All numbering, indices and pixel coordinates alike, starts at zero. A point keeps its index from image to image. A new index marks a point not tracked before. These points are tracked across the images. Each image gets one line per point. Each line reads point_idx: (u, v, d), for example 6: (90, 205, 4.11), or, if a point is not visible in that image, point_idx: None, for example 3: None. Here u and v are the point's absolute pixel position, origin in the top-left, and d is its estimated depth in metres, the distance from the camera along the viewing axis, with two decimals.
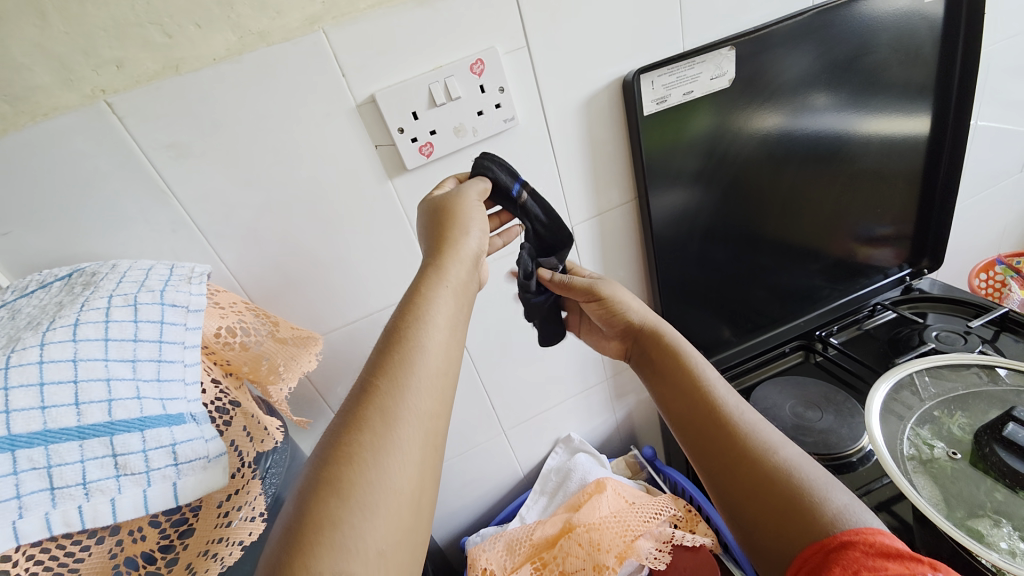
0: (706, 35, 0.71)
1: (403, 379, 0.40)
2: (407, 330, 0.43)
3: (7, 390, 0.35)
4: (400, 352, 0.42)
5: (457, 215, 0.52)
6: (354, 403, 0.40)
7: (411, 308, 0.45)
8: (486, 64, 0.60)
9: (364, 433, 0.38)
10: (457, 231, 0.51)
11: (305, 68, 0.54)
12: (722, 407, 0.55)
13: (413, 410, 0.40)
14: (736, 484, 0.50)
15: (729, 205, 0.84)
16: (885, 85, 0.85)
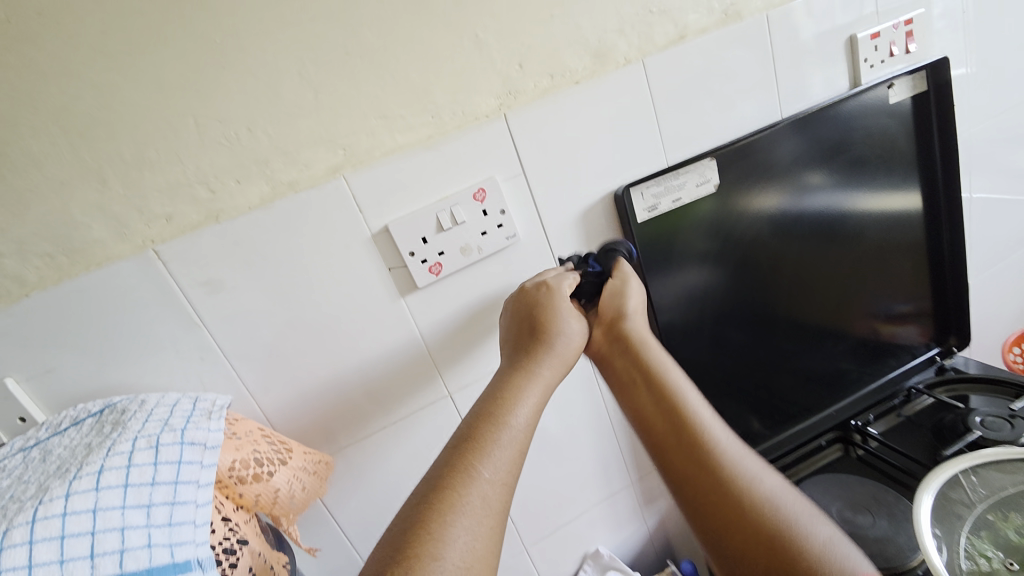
0: (687, 150, 0.78)
1: (478, 467, 0.45)
2: (484, 423, 0.49)
3: (30, 544, 0.35)
4: (477, 445, 0.47)
5: (540, 325, 0.60)
6: (430, 480, 0.45)
7: (494, 405, 0.51)
8: (487, 192, 0.67)
9: (450, 492, 0.43)
10: (541, 339, 0.59)
11: (328, 208, 0.61)
12: (710, 434, 0.54)
13: (479, 496, 0.44)
14: (726, 534, 0.48)
15: (744, 284, 0.86)
16: (868, 176, 0.90)
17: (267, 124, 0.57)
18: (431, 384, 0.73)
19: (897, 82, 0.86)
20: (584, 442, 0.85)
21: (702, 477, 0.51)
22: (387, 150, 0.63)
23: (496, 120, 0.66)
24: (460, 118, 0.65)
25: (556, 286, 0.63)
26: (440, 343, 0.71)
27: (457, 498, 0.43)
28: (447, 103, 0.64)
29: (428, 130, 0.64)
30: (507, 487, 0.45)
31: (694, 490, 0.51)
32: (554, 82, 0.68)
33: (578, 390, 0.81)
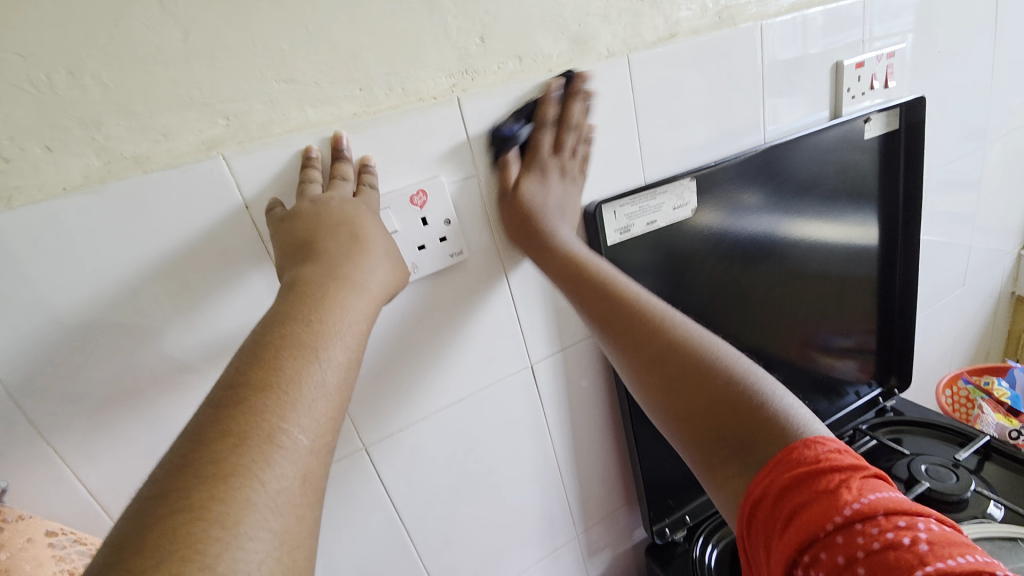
0: (666, 166, 0.69)
1: (276, 425, 0.29)
2: (270, 366, 0.32)
3: None
4: (275, 390, 0.31)
5: (360, 237, 0.42)
6: (187, 448, 0.28)
7: (294, 334, 0.34)
8: (428, 195, 0.52)
9: (244, 428, 0.29)
10: (357, 260, 0.41)
11: (197, 199, 0.44)
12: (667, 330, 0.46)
13: (283, 477, 0.28)
14: (675, 371, 0.43)
15: (677, 302, 0.74)
16: (837, 208, 0.86)
17: (99, 68, 0.38)
18: (341, 437, 0.56)
19: (874, 118, 0.82)
20: (528, 493, 0.73)
21: (659, 352, 0.45)
22: (292, 127, 0.46)
23: (447, 104, 0.51)
24: (398, 96, 0.49)
25: (361, 200, 0.46)
26: (359, 387, 0.55)
27: (249, 473, 0.27)
28: (381, 73, 0.48)
29: (353, 107, 0.48)
30: (327, 449, 0.32)
31: (659, 385, 0.44)
32: (523, 66, 0.55)
33: (524, 435, 0.69)
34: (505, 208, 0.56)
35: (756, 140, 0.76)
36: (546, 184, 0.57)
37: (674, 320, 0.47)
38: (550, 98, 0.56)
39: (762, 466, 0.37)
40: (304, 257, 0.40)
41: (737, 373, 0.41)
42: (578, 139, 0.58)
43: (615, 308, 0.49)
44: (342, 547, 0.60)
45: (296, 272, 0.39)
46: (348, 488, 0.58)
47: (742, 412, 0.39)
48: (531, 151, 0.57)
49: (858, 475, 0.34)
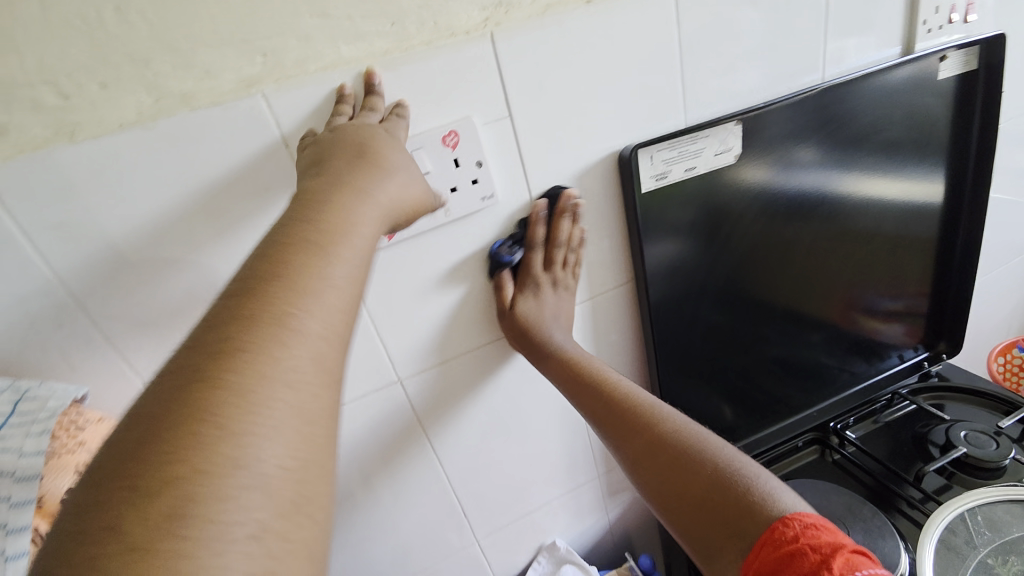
0: (711, 109, 0.65)
1: (288, 310, 0.32)
2: (281, 260, 0.33)
3: None
4: (286, 282, 0.32)
5: (369, 157, 0.42)
6: (205, 335, 0.31)
7: (304, 236, 0.35)
8: (460, 136, 0.51)
9: (260, 313, 0.31)
10: (369, 175, 0.41)
11: (239, 136, 0.45)
12: (649, 422, 0.50)
13: (297, 355, 0.31)
14: (668, 461, 0.46)
15: (712, 256, 0.72)
16: (900, 159, 0.79)
17: (142, 3, 0.39)
18: (378, 371, 0.60)
19: (951, 55, 0.74)
20: (552, 434, 0.76)
21: (650, 447, 0.48)
22: (326, 64, 0.46)
23: (480, 40, 0.49)
24: (430, 31, 0.48)
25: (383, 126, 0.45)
26: (394, 325, 0.58)
27: (262, 349, 0.30)
28: (413, 7, 0.47)
29: (385, 43, 0.47)
30: (342, 344, 0.34)
31: (647, 479, 0.48)
32: None
33: (550, 380, 0.71)
34: (507, 327, 0.62)
35: (814, 80, 0.70)
36: (541, 298, 0.61)
37: (656, 412, 0.51)
38: (537, 219, 0.58)
39: (750, 547, 0.38)
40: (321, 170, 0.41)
41: (720, 461, 0.44)
42: (571, 250, 0.62)
43: (607, 405, 0.54)
44: (380, 468, 0.66)
45: (313, 181, 0.40)
46: (385, 417, 0.63)
47: (728, 496, 0.41)
48: (524, 271, 0.61)
49: (837, 550, 0.34)
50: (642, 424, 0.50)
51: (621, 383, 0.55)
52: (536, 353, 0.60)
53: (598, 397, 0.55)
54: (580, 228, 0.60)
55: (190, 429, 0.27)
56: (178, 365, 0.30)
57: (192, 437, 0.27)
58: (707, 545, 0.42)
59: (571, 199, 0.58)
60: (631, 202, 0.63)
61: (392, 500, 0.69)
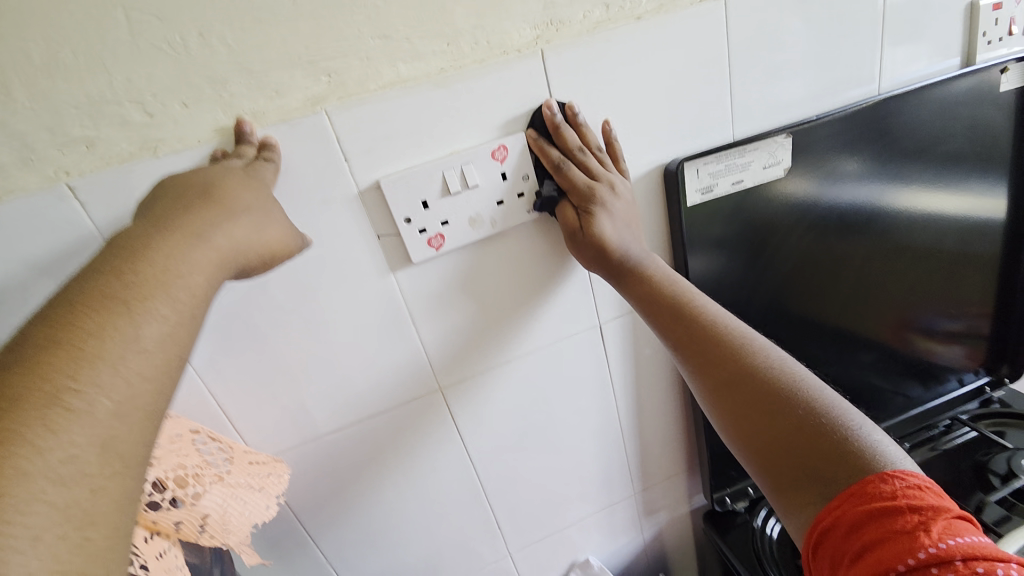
0: (759, 123, 0.64)
1: (119, 328, 0.26)
2: (51, 328, 0.25)
3: None
4: (67, 351, 0.25)
5: (214, 196, 0.35)
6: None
7: (95, 292, 0.27)
8: (509, 150, 0.52)
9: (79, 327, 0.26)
10: (207, 217, 0.33)
11: (301, 151, 0.47)
12: (741, 352, 0.48)
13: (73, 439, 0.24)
14: (757, 396, 0.45)
15: (758, 271, 0.71)
16: (960, 173, 0.76)
17: (223, 28, 0.42)
18: (423, 379, 0.61)
19: (1010, 68, 0.71)
20: (589, 448, 0.75)
21: (739, 377, 0.47)
22: (385, 82, 0.48)
23: (531, 57, 0.50)
24: (484, 49, 0.50)
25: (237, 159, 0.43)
26: (439, 335, 0.59)
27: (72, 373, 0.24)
28: (468, 27, 0.48)
29: (441, 62, 0.49)
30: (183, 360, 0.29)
31: (735, 409, 0.46)
32: (610, 14, 0.53)
33: (589, 393, 0.71)
34: (579, 246, 0.55)
35: (862, 93, 0.68)
36: (611, 211, 0.54)
37: (748, 344, 0.49)
38: (540, 145, 0.53)
39: (836, 495, 0.38)
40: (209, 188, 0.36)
41: (825, 404, 0.42)
42: (596, 152, 0.55)
43: (695, 333, 0.51)
44: (419, 475, 0.67)
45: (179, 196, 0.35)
46: (426, 424, 0.64)
47: (824, 443, 0.40)
48: (573, 191, 0.54)
49: (941, 518, 0.33)
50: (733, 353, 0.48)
51: (707, 311, 0.52)
52: (615, 274, 0.56)
53: (683, 323, 0.52)
54: (588, 130, 0.54)
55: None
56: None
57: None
58: (797, 482, 0.41)
59: (552, 108, 0.52)
60: (676, 216, 0.62)
61: (429, 507, 0.70)
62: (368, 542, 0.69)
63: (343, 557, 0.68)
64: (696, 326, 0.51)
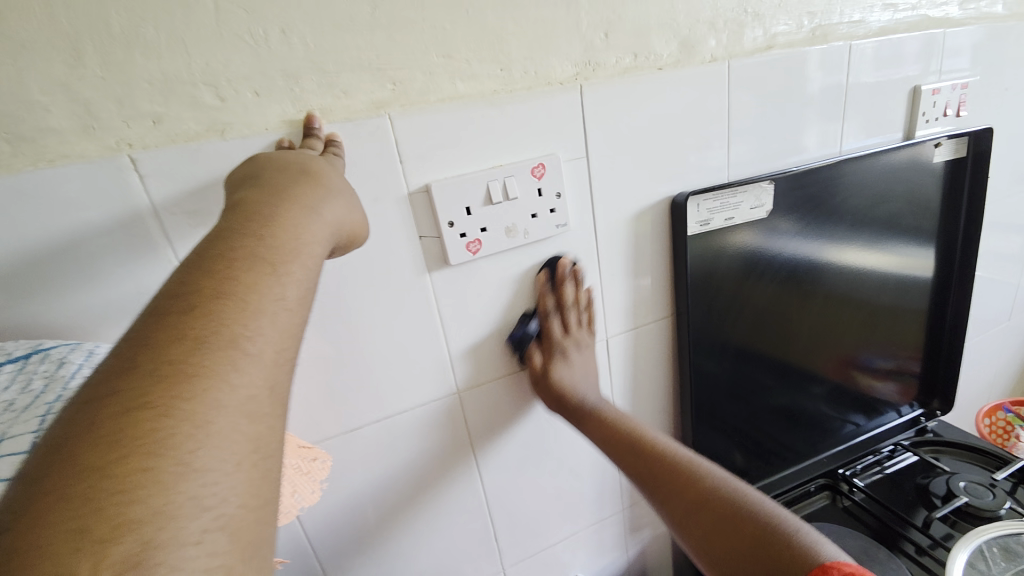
0: (747, 169, 0.74)
1: (269, 281, 0.28)
2: (212, 279, 0.26)
3: None
4: (234, 300, 0.26)
5: (313, 172, 0.37)
6: (109, 371, 0.23)
7: (247, 251, 0.28)
8: (547, 168, 0.58)
9: (232, 275, 0.27)
10: (314, 191, 0.34)
11: (360, 147, 0.50)
12: (688, 474, 0.54)
13: (253, 384, 0.25)
14: (709, 517, 0.50)
15: (743, 299, 0.78)
16: (899, 229, 0.90)
17: (305, 30, 0.46)
18: (442, 380, 0.62)
19: (944, 143, 0.86)
20: (586, 461, 0.78)
21: (691, 501, 0.52)
22: (444, 96, 0.52)
23: (571, 90, 0.57)
24: (532, 78, 0.56)
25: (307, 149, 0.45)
26: (462, 339, 0.62)
27: (231, 316, 0.26)
28: (520, 58, 0.54)
29: (495, 85, 0.54)
30: None
31: (695, 537, 0.51)
32: (637, 62, 0.61)
33: None
34: (541, 389, 0.65)
35: (796, 161, 0.78)
36: (570, 361, 0.65)
37: (694, 467, 0.54)
38: (545, 292, 0.63)
39: None
40: (302, 164, 0.37)
41: (767, 511, 0.47)
42: (578, 310, 0.66)
43: (648, 464, 0.57)
44: (425, 481, 0.66)
45: (280, 168, 0.36)
46: (439, 427, 0.64)
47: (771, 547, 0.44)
48: (546, 339, 0.65)
49: None
50: (682, 476, 0.54)
51: (658, 441, 0.59)
52: (576, 415, 0.64)
53: (638, 455, 0.58)
54: (580, 289, 0.65)
55: (159, 404, 0.22)
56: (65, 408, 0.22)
57: (155, 415, 0.22)
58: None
59: (563, 266, 0.62)
60: (679, 244, 0.70)
61: (430, 517, 0.69)
62: (366, 553, 0.66)
63: (339, 572, 0.65)
64: (653, 460, 0.57)
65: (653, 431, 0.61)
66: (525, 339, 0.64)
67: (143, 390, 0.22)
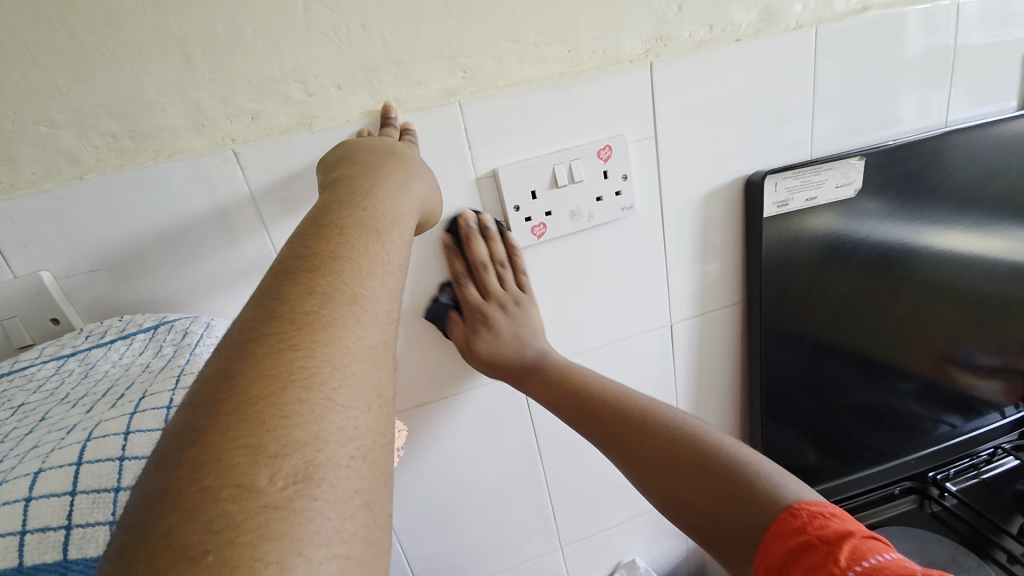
0: (833, 145, 0.69)
1: (376, 249, 0.32)
2: (332, 244, 0.30)
3: (28, 501, 0.26)
4: (350, 263, 0.30)
5: (399, 153, 0.43)
6: (254, 322, 0.26)
7: (357, 222, 0.33)
8: (613, 150, 0.57)
9: (347, 241, 0.31)
10: (401, 171, 0.41)
11: (432, 135, 0.52)
12: (644, 422, 0.50)
13: (375, 336, 0.28)
14: (666, 460, 0.46)
15: (822, 285, 0.73)
16: (1015, 209, 0.79)
17: (382, 24, 0.48)
18: None
19: None
20: None
21: (647, 448, 0.48)
22: (512, 81, 0.53)
23: (640, 68, 0.55)
24: (599, 59, 0.55)
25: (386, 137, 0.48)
26: (526, 319, 0.63)
27: (349, 276, 0.29)
28: (589, 38, 0.54)
29: (562, 67, 0.54)
30: None
31: (653, 485, 0.46)
32: (712, 35, 0.58)
33: (651, 389, 0.74)
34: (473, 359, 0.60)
35: (887, 136, 0.71)
36: (495, 331, 0.59)
37: (650, 412, 0.50)
38: (449, 253, 0.57)
39: (758, 542, 0.37)
40: (389, 148, 0.43)
41: (735, 455, 0.43)
42: (501, 267, 0.58)
43: (602, 415, 0.53)
44: (488, 457, 0.69)
45: (372, 151, 0.42)
46: (501, 406, 0.67)
47: (737, 489, 0.40)
48: (467, 306, 0.60)
49: (848, 545, 0.33)
50: (639, 425, 0.50)
51: (611, 388, 0.55)
52: (517, 375, 0.59)
53: (588, 406, 0.54)
54: (497, 244, 0.57)
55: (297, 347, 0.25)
56: (215, 358, 0.26)
57: (297, 355, 0.25)
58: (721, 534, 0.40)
59: (466, 221, 0.55)
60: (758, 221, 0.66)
61: (495, 492, 0.72)
62: (432, 519, 0.70)
63: (409, 534, 0.70)
64: (603, 408, 0.53)
65: (606, 379, 0.57)
66: (447, 310, 0.59)
67: (283, 335, 0.25)
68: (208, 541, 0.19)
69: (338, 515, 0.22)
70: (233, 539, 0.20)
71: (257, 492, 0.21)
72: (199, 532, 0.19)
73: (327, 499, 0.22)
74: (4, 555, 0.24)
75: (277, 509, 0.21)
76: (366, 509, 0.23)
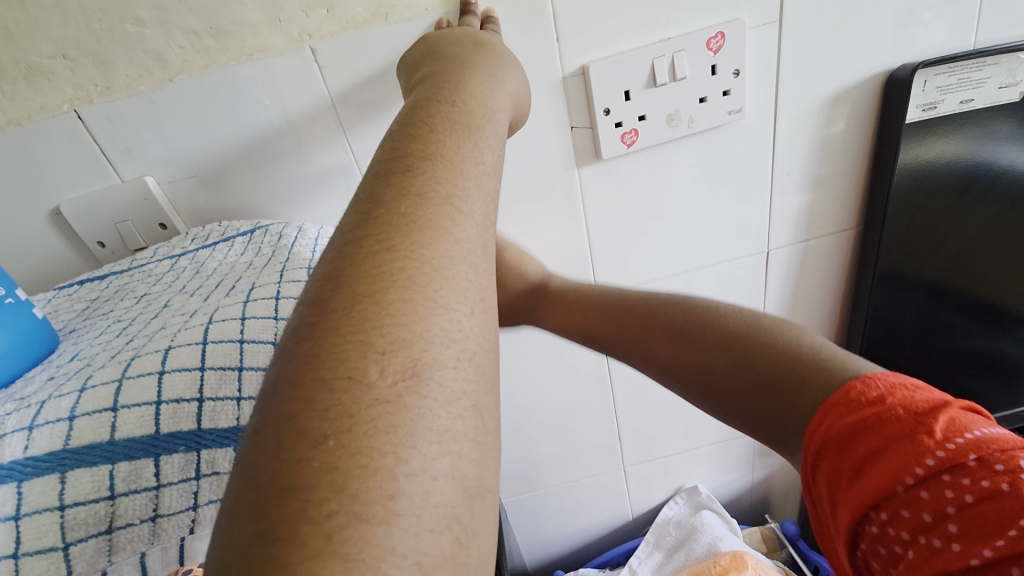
0: (1012, 30, 0.54)
1: (469, 147, 0.29)
2: (422, 143, 0.28)
3: (163, 373, 0.28)
4: (443, 162, 0.27)
5: (485, 44, 0.38)
6: (352, 223, 0.25)
7: (448, 118, 0.29)
8: (726, 39, 0.48)
9: (439, 139, 0.28)
10: (489, 64, 0.36)
11: (519, 24, 0.46)
12: (656, 305, 0.46)
13: (474, 240, 0.25)
14: (687, 342, 0.42)
15: (963, 211, 0.61)
16: None
17: None
18: None
19: None
20: None
21: (663, 336, 0.44)
22: None
23: None
24: None
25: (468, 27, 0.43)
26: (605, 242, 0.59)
27: (443, 175, 0.26)
28: None
29: None
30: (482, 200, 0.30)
31: (674, 373, 0.43)
32: None
33: None
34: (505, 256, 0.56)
35: None
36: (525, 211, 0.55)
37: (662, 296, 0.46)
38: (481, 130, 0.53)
39: (818, 406, 0.33)
40: (475, 40, 0.38)
41: (755, 325, 0.40)
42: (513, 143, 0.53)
43: (616, 311, 0.48)
44: (558, 378, 0.69)
45: (455, 43, 0.38)
46: None
47: (771, 360, 0.37)
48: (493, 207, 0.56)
49: (939, 416, 0.29)
50: (652, 308, 0.46)
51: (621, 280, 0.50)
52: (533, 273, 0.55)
53: (599, 306, 0.49)
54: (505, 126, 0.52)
55: (396, 245, 0.23)
56: (321, 258, 0.24)
57: (397, 254, 0.23)
58: (787, 432, 0.35)
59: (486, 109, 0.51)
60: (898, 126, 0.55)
61: (562, 412, 0.73)
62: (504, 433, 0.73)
63: None
64: (616, 305, 0.48)
65: None
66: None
67: (387, 233, 0.24)
68: (325, 426, 0.19)
69: (449, 414, 0.20)
70: (350, 427, 0.19)
71: (368, 386, 0.19)
72: (316, 419, 0.19)
73: (436, 399, 0.20)
74: (142, 423, 0.26)
75: (388, 403, 0.19)
76: (475, 411, 0.21)
